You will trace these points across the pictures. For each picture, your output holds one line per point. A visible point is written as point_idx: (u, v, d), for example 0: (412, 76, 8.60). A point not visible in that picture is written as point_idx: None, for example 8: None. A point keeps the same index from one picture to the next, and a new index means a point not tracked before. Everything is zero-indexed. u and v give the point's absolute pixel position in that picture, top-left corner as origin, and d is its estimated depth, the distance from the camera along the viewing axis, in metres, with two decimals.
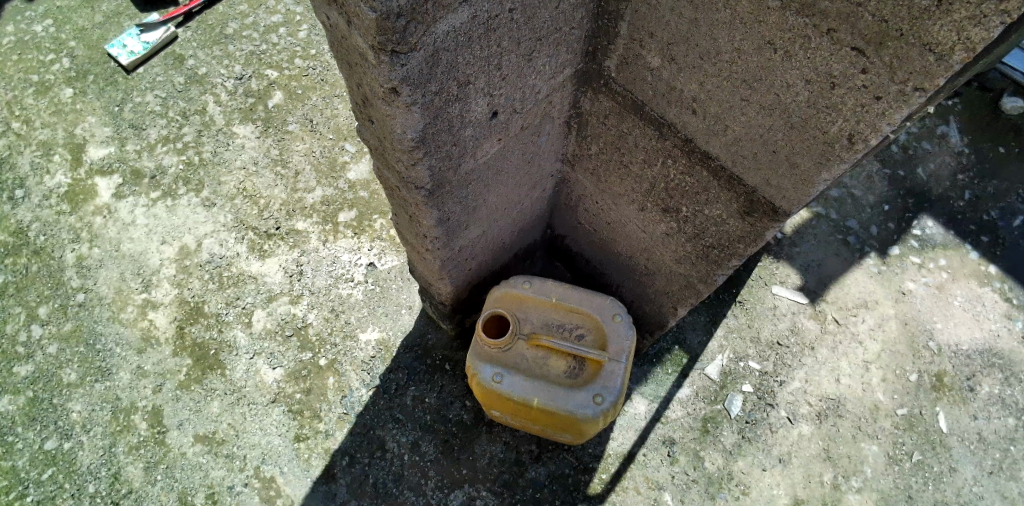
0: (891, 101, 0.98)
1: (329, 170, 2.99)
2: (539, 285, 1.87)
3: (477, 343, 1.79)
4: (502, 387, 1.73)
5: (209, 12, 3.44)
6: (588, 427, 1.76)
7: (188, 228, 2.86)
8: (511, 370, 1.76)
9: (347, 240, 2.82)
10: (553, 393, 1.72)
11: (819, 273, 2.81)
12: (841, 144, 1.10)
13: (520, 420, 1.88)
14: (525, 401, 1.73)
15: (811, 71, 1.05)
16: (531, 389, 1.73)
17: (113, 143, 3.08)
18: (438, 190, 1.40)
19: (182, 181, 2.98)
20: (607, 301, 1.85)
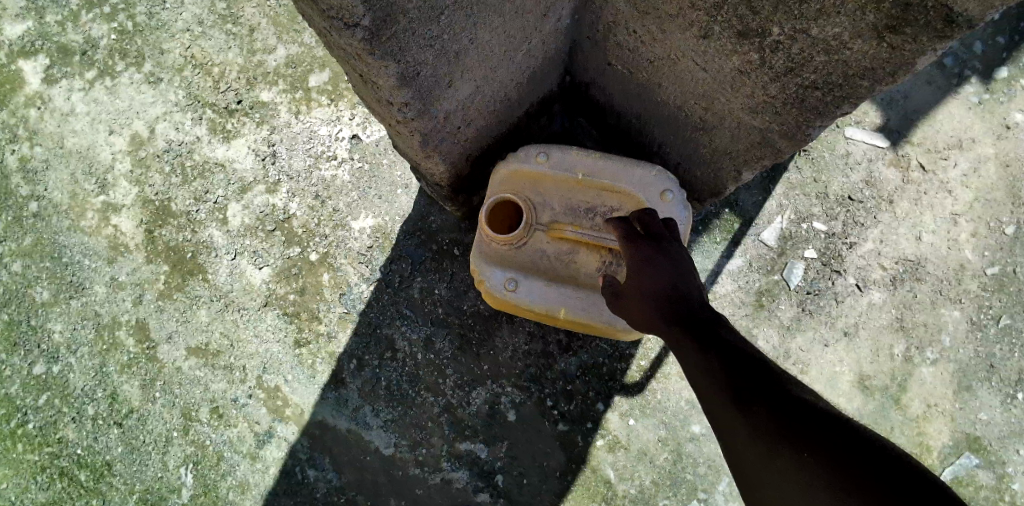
0: None
1: (290, 22, 2.41)
2: (559, 159, 1.50)
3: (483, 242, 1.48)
4: (519, 295, 1.46)
5: None
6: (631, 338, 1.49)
7: (136, 112, 2.39)
8: (529, 274, 1.47)
9: (323, 109, 2.33)
10: (582, 301, 1.44)
11: (904, 108, 2.27)
12: None
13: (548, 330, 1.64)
14: (549, 311, 1.45)
15: None
16: (556, 295, 1.45)
17: (29, 15, 2.47)
18: (385, 26, 0.93)
19: (117, 53, 2.44)
20: (652, 177, 1.48)
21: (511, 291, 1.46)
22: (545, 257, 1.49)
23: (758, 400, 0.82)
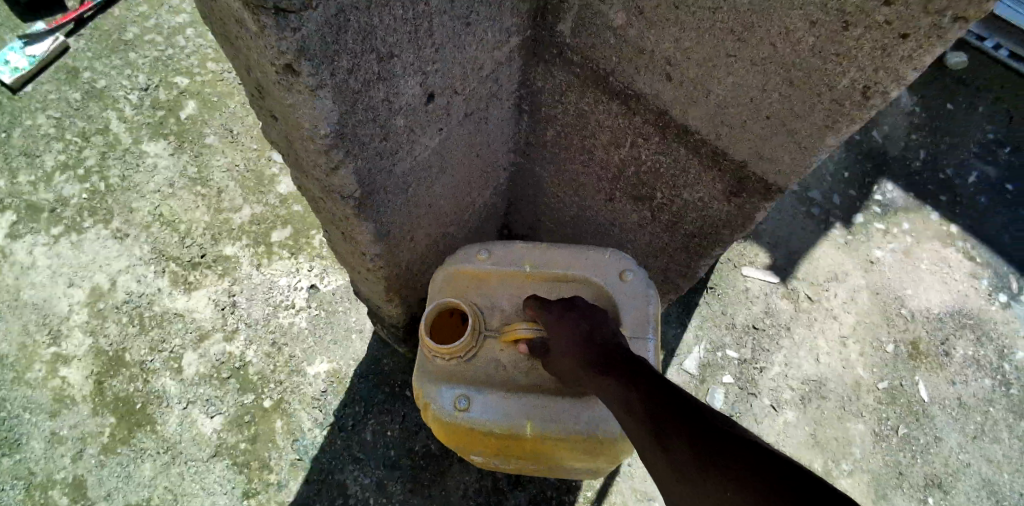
0: (921, 38, 0.87)
1: (257, 185, 2.68)
2: (501, 258, 1.66)
3: (430, 358, 1.57)
4: (476, 414, 1.50)
5: (103, 17, 3.10)
6: (610, 450, 1.46)
7: (99, 266, 2.51)
8: (484, 387, 1.53)
9: (284, 261, 2.53)
10: (545, 410, 1.47)
11: (787, 249, 2.72)
12: (853, 100, 1.01)
13: (519, 459, 1.60)
14: (510, 429, 1.48)
15: (818, 10, 0.93)
16: (515, 410, 1.49)
17: (2, 176, 2.71)
18: (371, 195, 1.19)
19: (87, 211, 2.62)
20: (599, 264, 1.62)
21: (466, 409, 1.50)
22: (499, 364, 1.58)
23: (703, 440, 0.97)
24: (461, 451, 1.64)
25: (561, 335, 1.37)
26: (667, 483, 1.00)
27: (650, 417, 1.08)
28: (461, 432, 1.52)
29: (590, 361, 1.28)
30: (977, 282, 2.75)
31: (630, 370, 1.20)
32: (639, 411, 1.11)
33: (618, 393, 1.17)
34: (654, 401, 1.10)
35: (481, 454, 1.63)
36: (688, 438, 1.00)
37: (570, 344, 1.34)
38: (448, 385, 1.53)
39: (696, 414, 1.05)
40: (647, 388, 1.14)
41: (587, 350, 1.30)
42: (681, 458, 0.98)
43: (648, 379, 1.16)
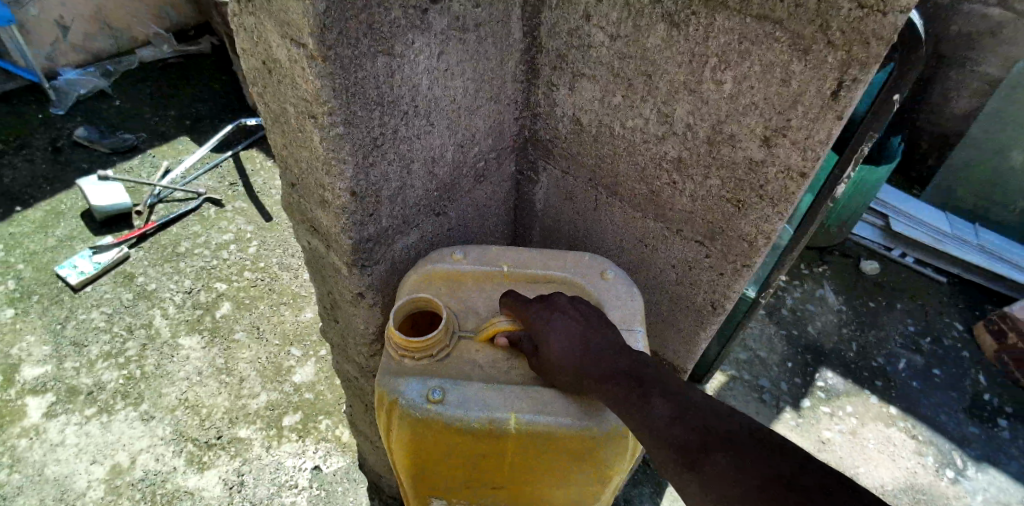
0: (731, 276, 1.45)
1: (274, 374, 2.99)
2: (477, 257, 1.45)
3: (391, 351, 1.28)
4: (450, 406, 1.19)
5: (162, 234, 3.76)
6: (603, 454, 1.21)
7: (122, 444, 2.74)
8: (456, 379, 1.25)
9: (292, 443, 2.68)
10: (533, 401, 1.20)
11: None
12: (708, 310, 1.56)
13: (497, 480, 1.29)
14: (493, 422, 1.18)
15: (674, 259, 1.53)
16: (499, 400, 1.20)
17: (50, 361, 3.08)
18: None
19: (120, 394, 2.93)
20: (582, 265, 1.46)
21: (438, 400, 1.20)
22: (475, 364, 1.30)
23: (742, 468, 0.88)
24: (424, 476, 1.31)
25: (550, 332, 1.23)
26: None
27: (681, 451, 0.95)
28: (428, 433, 1.21)
29: (592, 376, 1.13)
30: (924, 459, 3.01)
31: (644, 385, 1.05)
32: (664, 441, 0.97)
33: (631, 418, 1.03)
34: (678, 414, 0.99)
35: (448, 478, 1.30)
36: (730, 475, 0.89)
37: (568, 351, 1.18)
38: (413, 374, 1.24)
39: (736, 441, 0.91)
40: (670, 411, 1.00)
41: (584, 351, 1.17)
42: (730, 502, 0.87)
43: (667, 398, 1.02)
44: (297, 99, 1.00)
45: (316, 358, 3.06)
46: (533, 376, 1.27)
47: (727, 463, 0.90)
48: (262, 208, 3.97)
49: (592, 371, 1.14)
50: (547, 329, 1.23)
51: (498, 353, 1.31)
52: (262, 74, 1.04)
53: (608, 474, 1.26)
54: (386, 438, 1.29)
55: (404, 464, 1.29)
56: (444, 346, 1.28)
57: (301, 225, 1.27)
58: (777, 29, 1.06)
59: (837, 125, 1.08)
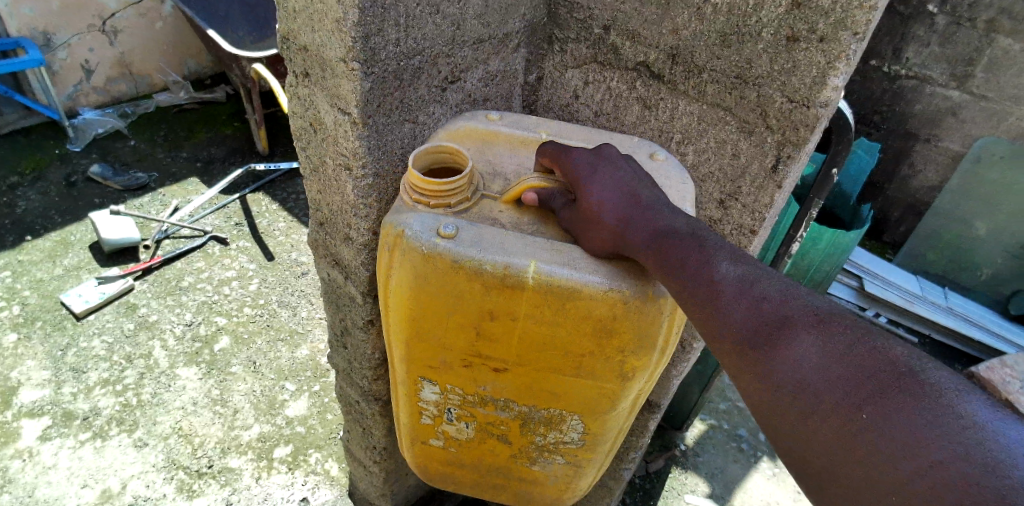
0: None
1: (268, 407, 3.08)
2: (513, 121, 1.37)
3: (405, 194, 1.19)
4: (462, 245, 1.07)
5: (166, 268, 3.90)
6: (629, 327, 1.09)
7: (114, 469, 2.80)
8: (474, 224, 1.14)
9: (281, 474, 2.76)
10: (557, 255, 1.08)
11: (723, 478, 2.93)
12: (678, 349, 1.74)
13: (501, 349, 1.16)
14: (504, 265, 1.06)
15: None
16: (517, 246, 1.08)
17: (48, 385, 3.16)
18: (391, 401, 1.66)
19: (115, 421, 3.01)
20: (630, 145, 1.36)
21: (451, 238, 1.08)
22: (496, 220, 1.18)
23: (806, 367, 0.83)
24: (418, 335, 1.19)
25: (592, 177, 1.11)
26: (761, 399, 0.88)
27: (746, 339, 0.89)
28: (432, 275, 1.09)
29: (637, 247, 1.03)
30: None
31: (703, 259, 0.95)
32: (724, 326, 0.91)
33: (686, 301, 0.96)
34: (738, 295, 0.91)
35: (445, 341, 1.18)
36: (802, 367, 0.83)
37: (610, 198, 1.08)
38: (425, 211, 1.13)
39: (808, 328, 0.84)
40: (735, 293, 0.91)
41: (627, 201, 1.07)
42: (797, 396, 0.83)
43: (733, 276, 0.92)
44: (336, 154, 1.19)
45: (309, 393, 3.15)
46: (563, 238, 1.17)
47: (800, 350, 0.84)
48: (265, 247, 4.13)
49: (637, 240, 1.03)
50: (590, 183, 1.11)
51: (524, 214, 1.20)
52: (307, 132, 1.25)
53: (628, 355, 1.13)
54: (384, 286, 1.18)
55: (399, 315, 1.18)
56: (464, 195, 1.17)
57: (323, 259, 1.45)
58: (728, 114, 1.33)
59: (777, 193, 1.33)
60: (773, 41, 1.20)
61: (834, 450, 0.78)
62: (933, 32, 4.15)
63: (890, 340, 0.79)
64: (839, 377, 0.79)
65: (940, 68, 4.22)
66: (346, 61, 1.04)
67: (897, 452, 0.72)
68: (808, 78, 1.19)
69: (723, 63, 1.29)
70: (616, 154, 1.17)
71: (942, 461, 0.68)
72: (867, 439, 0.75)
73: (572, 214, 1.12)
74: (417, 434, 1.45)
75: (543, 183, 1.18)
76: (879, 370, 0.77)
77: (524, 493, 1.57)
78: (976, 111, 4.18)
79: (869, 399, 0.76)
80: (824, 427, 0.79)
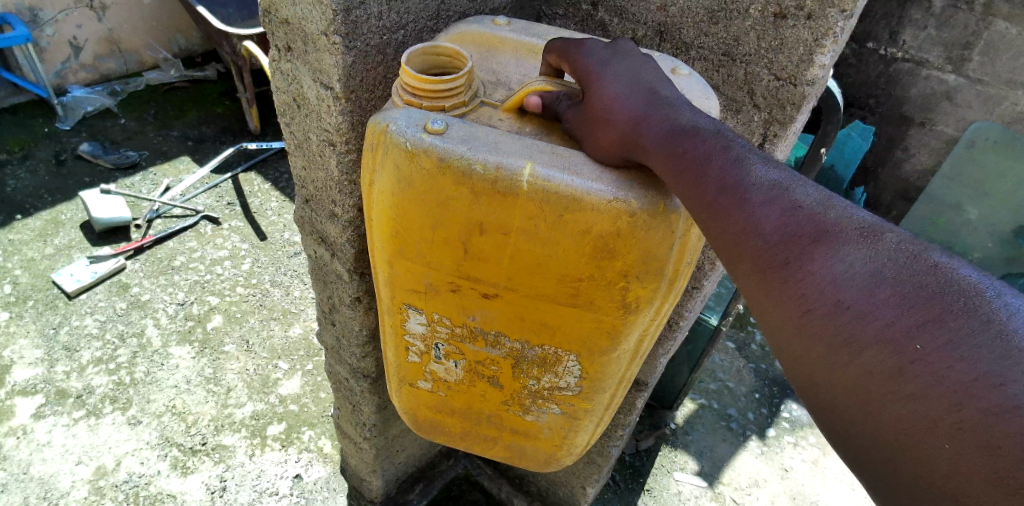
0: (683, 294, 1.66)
1: (261, 386, 3.10)
2: (522, 28, 1.32)
3: (397, 95, 1.13)
4: (450, 142, 1.02)
5: (158, 247, 3.88)
6: (631, 246, 1.05)
7: (108, 447, 2.81)
8: (466, 124, 1.09)
9: (275, 452, 2.78)
10: (556, 160, 1.03)
11: (712, 457, 2.97)
12: (665, 327, 1.75)
13: (491, 269, 1.12)
14: (496, 169, 1.01)
15: None
16: (512, 148, 1.04)
17: (41, 364, 3.16)
18: (381, 378, 1.66)
19: (108, 399, 3.02)
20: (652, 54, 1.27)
21: (439, 134, 1.03)
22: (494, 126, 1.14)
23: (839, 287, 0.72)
24: (402, 254, 1.16)
25: (602, 76, 1.08)
26: (781, 322, 0.78)
27: (773, 252, 0.78)
28: (417, 177, 1.04)
29: (652, 147, 0.96)
30: None
31: (729, 161, 0.86)
32: (743, 239, 0.82)
33: (708, 211, 0.86)
34: (761, 202, 0.81)
35: (432, 258, 1.14)
36: (841, 285, 0.71)
37: (620, 96, 1.04)
38: (414, 109, 1.08)
39: (854, 240, 0.72)
40: (765, 199, 0.81)
41: (637, 100, 1.03)
42: (832, 322, 0.71)
43: (764, 180, 0.82)
44: (320, 129, 1.18)
45: (302, 372, 3.17)
46: (570, 145, 1.13)
47: (840, 264, 0.72)
48: (257, 227, 4.12)
49: (653, 141, 0.96)
50: (603, 80, 1.07)
51: (527, 123, 1.16)
52: (291, 108, 1.23)
53: (629, 280, 1.09)
54: (368, 197, 1.15)
55: (384, 228, 1.14)
56: (460, 97, 1.13)
57: (310, 237, 1.44)
58: (715, 92, 1.35)
59: None
60: (760, 18, 1.21)
61: (872, 388, 0.68)
62: (930, 15, 4.11)
63: (956, 261, 0.67)
64: (887, 300, 0.67)
65: (936, 52, 4.20)
66: (327, 35, 1.03)
67: (953, 396, 0.60)
68: (795, 56, 1.20)
69: (710, 40, 1.30)
70: (631, 50, 1.14)
71: (1012, 408, 0.57)
72: (913, 378, 0.64)
73: (579, 114, 1.09)
74: (405, 373, 1.44)
75: (548, 85, 1.14)
76: (942, 295, 0.64)
77: (515, 446, 1.58)
78: (971, 94, 4.16)
79: (923, 326, 0.64)
80: (862, 361, 0.68)
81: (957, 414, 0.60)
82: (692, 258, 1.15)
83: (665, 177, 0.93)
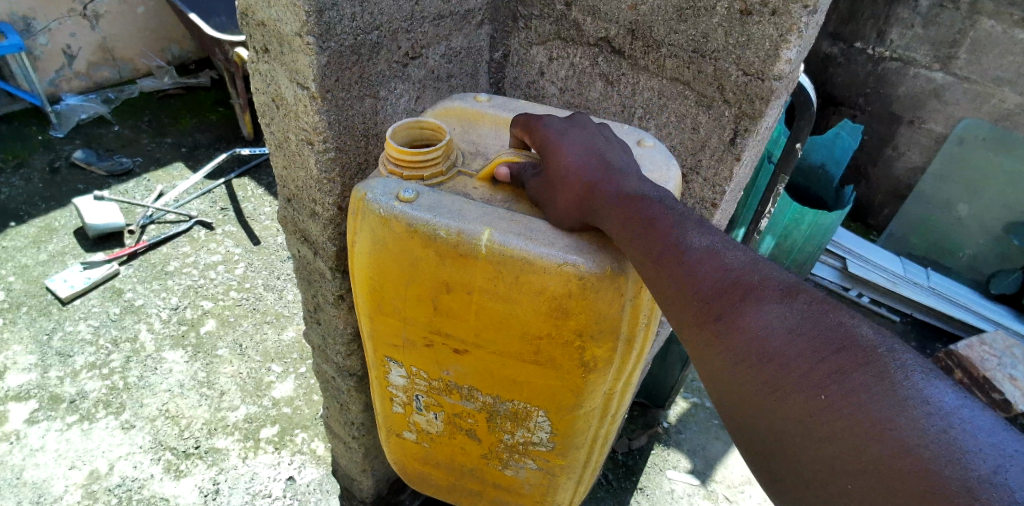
0: None
1: (254, 389, 3.11)
2: (502, 103, 1.42)
3: (382, 165, 1.24)
4: (419, 209, 1.10)
5: (152, 252, 3.90)
6: (585, 307, 1.07)
7: (102, 451, 2.82)
8: (437, 192, 1.17)
9: (268, 455, 2.79)
10: (513, 225, 1.09)
11: (705, 455, 2.98)
12: None
13: (458, 325, 1.17)
14: (458, 235, 1.07)
15: None
16: (474, 214, 1.10)
17: (35, 370, 3.17)
18: (366, 378, 1.67)
19: (102, 404, 3.03)
20: (621, 129, 1.36)
21: (410, 202, 1.12)
22: (467, 195, 1.22)
23: (768, 347, 0.78)
24: (380, 308, 1.22)
25: (559, 147, 1.13)
26: (720, 378, 0.83)
27: (709, 311, 0.85)
28: (389, 237, 1.12)
29: (606, 217, 1.02)
30: None
31: (671, 228, 0.93)
32: (682, 299, 0.88)
33: (652, 274, 0.93)
34: (695, 270, 0.88)
35: (405, 314, 1.20)
36: (766, 342, 0.78)
37: (575, 164, 1.09)
38: (392, 178, 1.18)
39: (773, 300, 0.80)
40: (699, 261, 0.88)
41: (592, 172, 1.08)
42: (760, 374, 0.78)
43: (698, 244, 0.90)
44: (298, 129, 1.20)
45: (295, 375, 3.18)
46: (534, 211, 1.19)
47: (765, 324, 0.79)
48: (250, 232, 4.14)
49: (605, 209, 1.03)
50: (560, 149, 1.13)
51: (497, 192, 1.23)
52: (270, 108, 1.25)
53: (585, 339, 1.12)
54: (351, 255, 1.22)
55: (364, 284, 1.21)
56: (437, 167, 1.22)
57: (293, 236, 1.46)
58: (687, 88, 1.41)
59: (736, 164, 1.43)
60: (727, 16, 1.28)
61: (795, 436, 0.75)
62: (917, 14, 4.17)
63: (858, 319, 0.76)
64: (803, 355, 0.75)
65: (924, 50, 4.23)
66: (301, 36, 1.05)
67: (858, 441, 0.68)
68: (762, 52, 1.27)
69: (680, 37, 1.36)
70: (588, 121, 1.20)
71: (908, 452, 0.64)
72: (828, 424, 0.71)
73: (541, 182, 1.14)
74: (390, 422, 1.50)
75: (515, 157, 1.22)
76: (848, 353, 0.73)
77: (500, 501, 1.59)
78: (959, 92, 4.18)
79: (832, 379, 0.72)
80: (788, 407, 0.75)
81: (863, 459, 0.68)
82: (648, 318, 1.17)
83: (618, 242, 0.99)
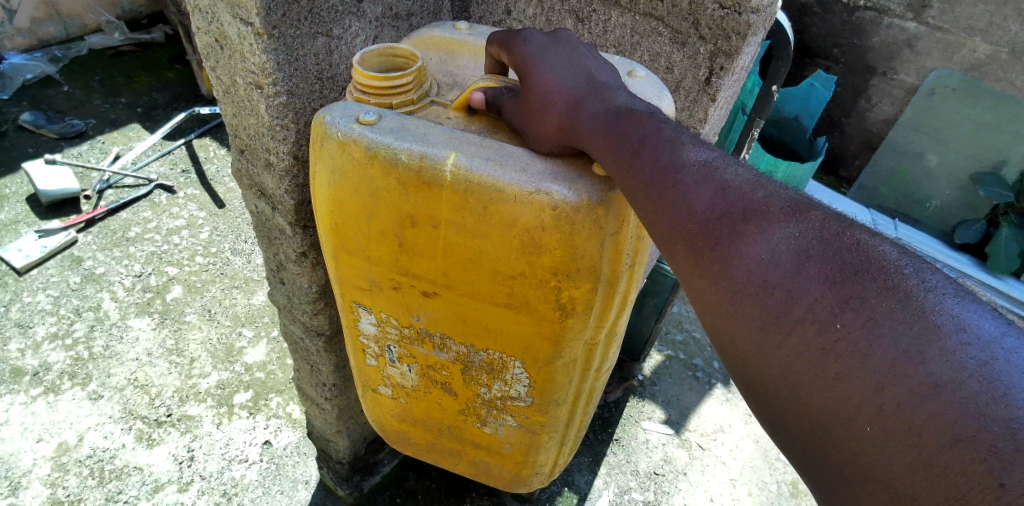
0: None
1: (225, 355, 3.04)
2: (481, 32, 1.39)
3: (350, 93, 1.18)
4: (380, 132, 1.05)
5: (111, 219, 3.74)
6: (562, 242, 1.03)
7: (69, 423, 2.75)
8: (402, 117, 1.12)
9: (243, 420, 2.75)
10: (482, 150, 1.04)
11: (679, 406, 3.04)
12: None
13: (426, 264, 1.13)
14: (422, 161, 1.03)
15: None
16: (441, 138, 1.05)
17: None
18: (337, 336, 1.63)
19: (67, 375, 2.94)
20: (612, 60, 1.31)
21: (371, 125, 1.07)
22: (440, 124, 1.17)
23: (763, 275, 0.74)
24: (344, 247, 1.18)
25: (542, 68, 1.08)
26: (715, 314, 0.80)
27: (703, 236, 0.81)
28: (349, 167, 1.08)
29: (591, 141, 0.99)
30: None
31: (662, 146, 0.90)
32: (673, 221, 0.84)
33: (643, 196, 0.89)
34: (687, 191, 0.84)
35: (371, 253, 1.16)
36: (767, 266, 0.74)
37: (560, 89, 1.06)
38: (355, 103, 1.12)
39: (780, 219, 0.75)
40: (695, 181, 0.84)
41: (577, 97, 1.04)
42: (759, 303, 0.74)
43: (695, 161, 0.86)
44: (245, 71, 1.12)
45: (267, 340, 3.12)
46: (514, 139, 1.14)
47: (765, 244, 0.75)
48: (215, 194, 3.99)
49: (588, 128, 1.00)
50: (541, 70, 1.08)
51: (474, 122, 1.19)
52: (215, 49, 1.16)
53: (560, 279, 1.07)
54: (314, 192, 1.18)
55: (327, 221, 1.17)
56: (408, 96, 1.17)
57: (249, 190, 1.39)
58: (660, 24, 1.39)
59: (710, 105, 1.43)
60: None
61: (801, 375, 0.71)
62: None
63: (878, 239, 0.72)
64: (814, 280, 0.70)
65: None
66: None
67: (877, 379, 0.64)
68: None
69: None
70: (572, 39, 1.15)
71: (934, 390, 0.60)
72: (837, 357, 0.67)
73: (517, 105, 1.11)
74: (365, 376, 1.47)
75: (492, 83, 1.17)
76: (864, 276, 0.68)
77: (479, 461, 1.56)
78: (931, 42, 4.18)
79: (845, 306, 0.67)
80: (790, 344, 0.71)
81: (881, 399, 0.63)
82: (633, 260, 1.13)
83: (601, 162, 0.97)
